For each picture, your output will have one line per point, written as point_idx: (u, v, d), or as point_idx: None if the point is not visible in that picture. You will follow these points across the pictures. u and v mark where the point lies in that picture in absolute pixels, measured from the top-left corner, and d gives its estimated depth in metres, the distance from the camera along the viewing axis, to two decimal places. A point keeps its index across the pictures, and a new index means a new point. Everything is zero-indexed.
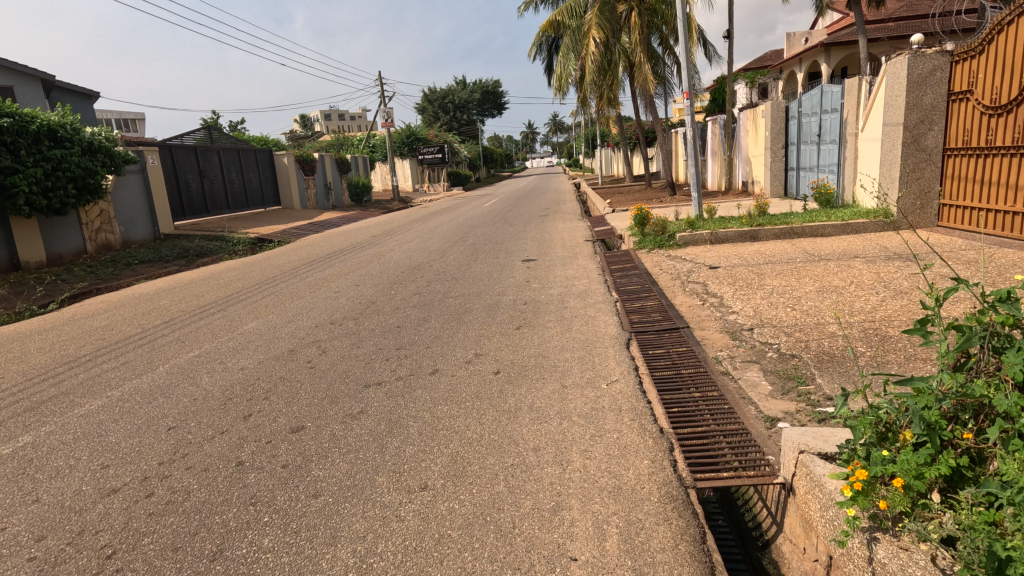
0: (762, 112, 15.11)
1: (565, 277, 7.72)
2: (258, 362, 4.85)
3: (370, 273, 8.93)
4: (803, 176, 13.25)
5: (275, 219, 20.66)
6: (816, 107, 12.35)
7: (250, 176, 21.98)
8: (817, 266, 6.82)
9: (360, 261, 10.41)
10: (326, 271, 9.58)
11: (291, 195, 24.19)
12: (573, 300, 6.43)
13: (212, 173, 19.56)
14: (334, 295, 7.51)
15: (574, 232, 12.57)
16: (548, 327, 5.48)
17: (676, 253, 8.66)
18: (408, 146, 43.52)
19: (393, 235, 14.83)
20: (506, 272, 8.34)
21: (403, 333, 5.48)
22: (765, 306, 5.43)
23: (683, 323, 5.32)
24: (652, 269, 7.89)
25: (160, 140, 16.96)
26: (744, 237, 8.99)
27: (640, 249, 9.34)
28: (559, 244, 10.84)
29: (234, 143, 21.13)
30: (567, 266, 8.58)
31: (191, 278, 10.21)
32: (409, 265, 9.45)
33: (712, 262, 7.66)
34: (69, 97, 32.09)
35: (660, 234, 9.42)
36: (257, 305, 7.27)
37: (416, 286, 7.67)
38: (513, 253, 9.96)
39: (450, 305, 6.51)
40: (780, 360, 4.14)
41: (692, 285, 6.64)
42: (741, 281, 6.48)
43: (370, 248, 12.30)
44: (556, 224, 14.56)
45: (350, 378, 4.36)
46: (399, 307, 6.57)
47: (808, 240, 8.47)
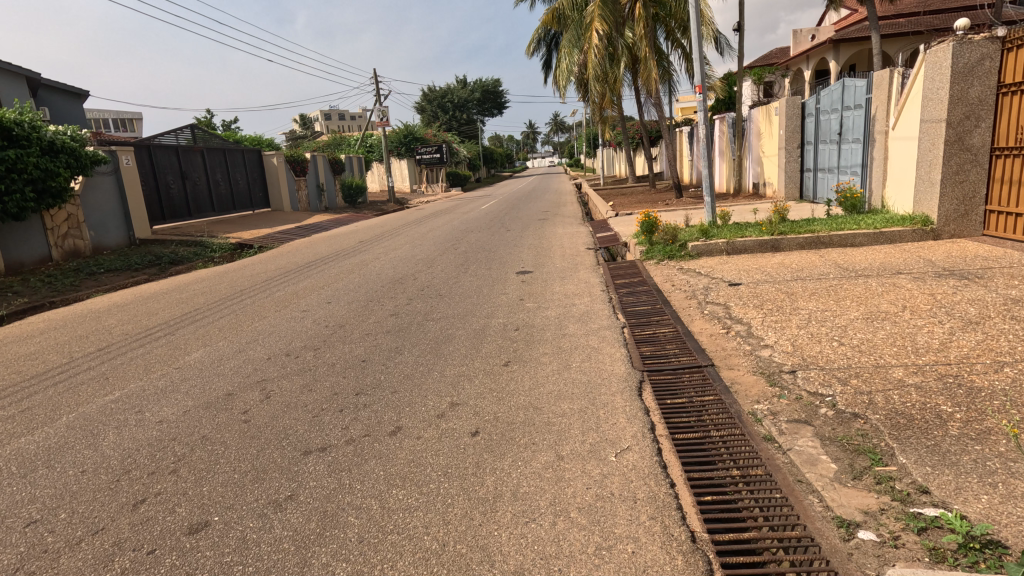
0: (775, 109, 14.17)
1: (564, 295, 6.81)
2: (183, 412, 3.94)
3: (346, 288, 7.99)
4: (822, 178, 12.34)
5: (262, 222, 19.76)
6: (837, 103, 11.43)
7: (237, 177, 21.05)
8: (855, 283, 5.91)
9: (340, 272, 9.48)
10: (300, 284, 8.65)
11: (280, 197, 23.25)
12: (573, 326, 5.53)
13: (195, 175, 18.61)
14: (300, 315, 6.59)
15: (575, 239, 11.65)
16: (542, 362, 4.56)
17: (688, 265, 7.73)
18: (406, 146, 42.65)
19: (382, 241, 13.91)
20: (498, 287, 7.42)
21: (368, 370, 4.57)
22: (805, 338, 4.51)
23: (707, 361, 4.37)
24: (663, 285, 6.97)
25: (137, 139, 16.05)
26: (765, 248, 8.05)
27: (647, 260, 8.43)
28: (559, 252, 9.92)
29: (220, 143, 20.24)
30: (566, 280, 7.65)
31: (154, 291, 9.29)
32: (392, 278, 8.52)
33: (731, 278, 6.73)
34: (56, 97, 31.24)
35: (670, 243, 8.49)
36: (211, 327, 6.35)
37: (395, 305, 6.74)
38: (508, 263, 9.04)
39: (430, 331, 5.60)
40: (839, 420, 3.21)
41: (712, 307, 5.72)
42: (769, 303, 5.56)
43: (355, 256, 11.37)
44: (556, 229, 13.62)
45: (289, 439, 3.43)
46: (370, 332, 5.65)
47: (838, 252, 7.54)
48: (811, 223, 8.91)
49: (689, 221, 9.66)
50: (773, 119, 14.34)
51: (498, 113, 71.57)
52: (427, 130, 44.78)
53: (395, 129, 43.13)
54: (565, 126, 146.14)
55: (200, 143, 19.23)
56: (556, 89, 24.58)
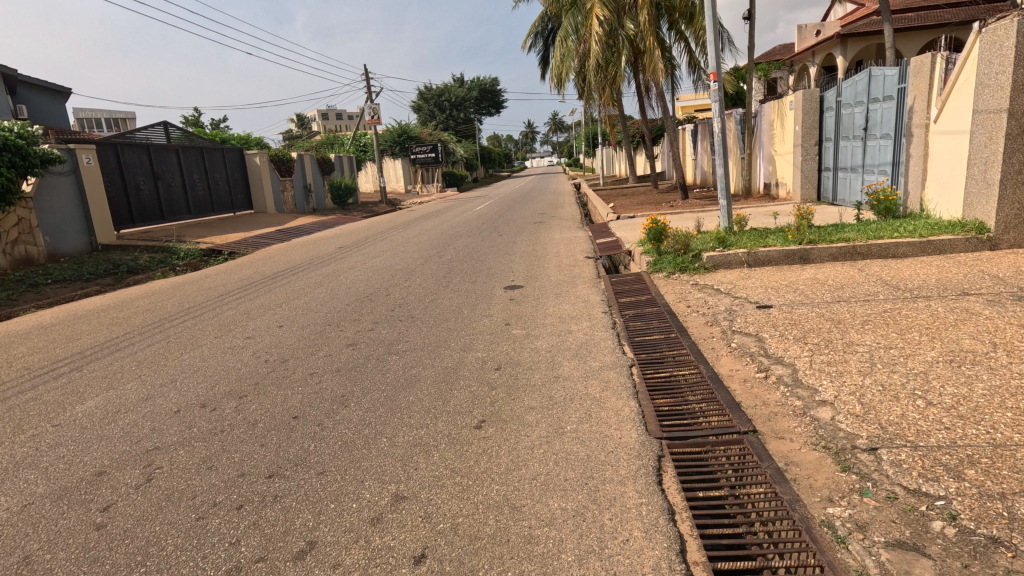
0: (790, 103, 13.08)
1: (559, 319, 5.69)
2: (24, 506, 2.82)
3: (307, 307, 6.88)
4: (845, 178, 11.27)
5: (242, 226, 18.64)
6: (862, 95, 10.36)
7: (216, 178, 19.95)
8: (915, 307, 4.81)
9: (305, 286, 8.36)
10: (257, 300, 7.51)
11: (264, 198, 22.11)
12: (569, 363, 4.42)
13: (169, 176, 17.49)
14: (241, 344, 5.48)
15: (573, 246, 10.54)
16: (527, 422, 3.45)
17: (704, 280, 6.63)
18: (400, 145, 41.50)
19: (363, 247, 12.81)
20: (483, 306, 6.33)
21: (297, 434, 3.46)
22: (875, 389, 3.41)
23: (748, 427, 3.24)
24: (677, 307, 5.86)
25: (102, 137, 14.91)
26: (791, 259, 6.94)
27: (655, 273, 7.34)
28: (554, 262, 8.82)
29: (197, 142, 19.12)
30: (561, 297, 6.55)
31: (93, 306, 8.16)
32: (361, 294, 7.40)
33: (758, 299, 5.64)
34: (36, 95, 30.11)
35: (682, 253, 7.38)
36: (129, 360, 5.23)
37: (356, 331, 5.64)
38: (497, 276, 7.95)
39: (391, 370, 4.49)
40: (971, 550, 2.10)
41: (741, 339, 4.61)
42: (813, 334, 4.45)
43: (328, 265, 10.25)
44: (552, 234, 12.51)
45: (145, 568, 2.32)
46: (316, 372, 4.54)
47: (879, 264, 6.44)
48: (842, 228, 7.78)
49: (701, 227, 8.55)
50: (787, 113, 13.30)
51: (495, 112, 70.44)
52: (422, 128, 43.60)
53: (389, 128, 42.00)
54: (564, 126, 145.10)
55: (175, 142, 18.10)
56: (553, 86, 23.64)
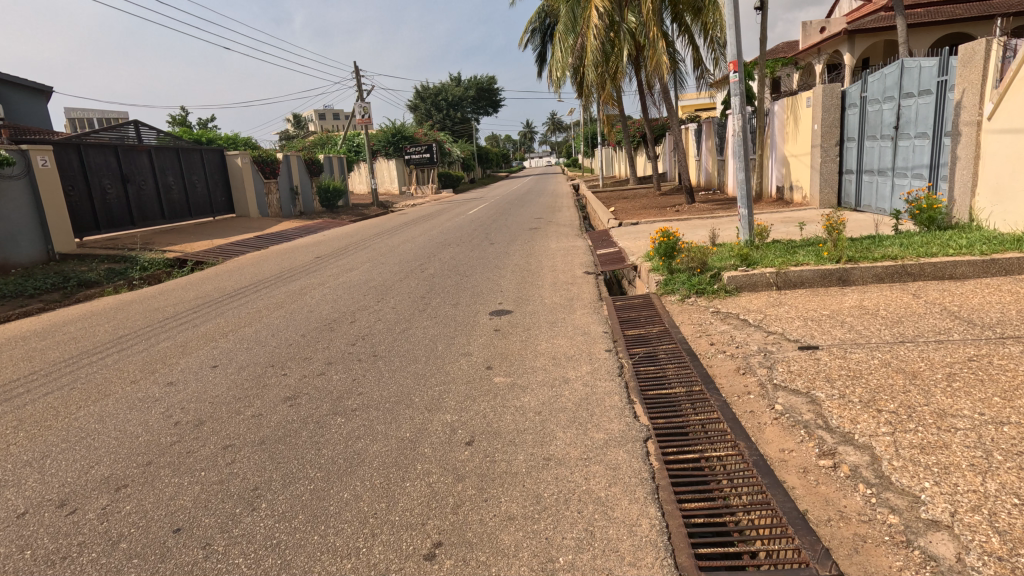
0: (806, 99, 12.02)
1: (552, 361, 4.61)
2: None
3: (254, 339, 5.78)
4: (871, 182, 10.24)
5: (219, 231, 17.54)
6: (891, 90, 9.32)
7: (193, 181, 18.86)
8: (1009, 355, 3.73)
9: (263, 308, 7.27)
10: (201, 329, 6.42)
11: (245, 201, 21.01)
12: (562, 435, 3.34)
13: (140, 179, 16.41)
14: (156, 395, 4.39)
15: (571, 258, 9.45)
16: (499, 553, 2.37)
17: (726, 308, 5.56)
18: (394, 146, 40.27)
19: (341, 257, 11.72)
20: (461, 341, 5.24)
21: (166, 567, 2.38)
22: (1009, 504, 2.33)
23: (827, 569, 2.16)
24: (697, 345, 4.79)
25: (63, 137, 13.80)
26: (827, 281, 5.87)
27: (665, 295, 6.30)
28: (550, 279, 7.74)
29: (172, 142, 18.02)
30: (556, 329, 5.48)
31: (18, 331, 7.07)
32: (322, 321, 6.32)
33: (797, 336, 4.56)
34: (16, 94, 28.94)
35: (698, 273, 6.30)
36: (11, 418, 4.14)
37: (302, 378, 4.55)
38: (483, 298, 6.87)
39: (328, 445, 3.41)
40: None
41: (788, 399, 3.53)
42: (885, 395, 3.37)
43: (297, 280, 9.16)
44: (548, 243, 11.42)
45: None
46: (231, 445, 3.45)
47: (937, 288, 5.37)
48: (881, 241, 6.71)
49: (718, 240, 7.47)
50: (802, 111, 12.23)
51: (493, 112, 69.34)
52: (417, 128, 42.33)
53: (383, 128, 40.89)
54: (563, 126, 144.18)
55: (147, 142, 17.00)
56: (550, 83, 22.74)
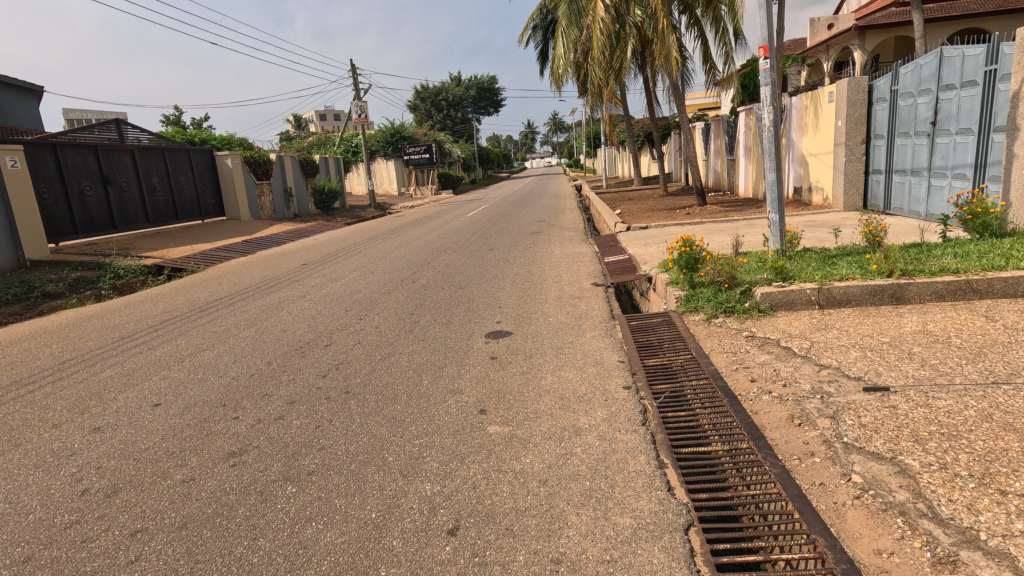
0: (827, 94, 11.20)
1: (559, 403, 3.79)
2: None
3: (210, 369, 4.96)
4: (902, 183, 9.41)
5: (206, 235, 16.75)
6: (928, 82, 8.50)
7: (180, 182, 18.07)
8: None
9: (231, 327, 6.45)
10: (156, 353, 5.61)
11: (236, 203, 20.21)
12: (576, 522, 2.53)
13: (122, 181, 15.62)
14: (74, 449, 3.57)
15: (577, 267, 8.63)
16: None
17: (762, 332, 4.74)
18: (393, 146, 39.72)
19: (329, 264, 10.91)
20: (450, 374, 4.42)
21: None
22: None
23: None
24: (734, 381, 3.96)
25: (38, 137, 13.02)
26: (877, 298, 5.04)
27: (687, 314, 5.49)
28: (554, 293, 6.92)
29: (157, 142, 17.23)
30: (563, 357, 4.65)
31: None
32: (293, 345, 5.50)
33: (856, 373, 3.74)
34: (6, 94, 28.16)
35: (725, 289, 5.49)
36: None
37: (255, 424, 3.73)
38: (478, 316, 6.04)
39: (266, 533, 2.58)
40: None
41: (869, 468, 2.71)
42: (1003, 467, 2.54)
43: (276, 292, 8.34)
44: (552, 249, 10.58)
45: None
46: (141, 531, 2.64)
47: (1013, 310, 4.54)
48: (931, 250, 5.90)
49: (743, 249, 6.64)
50: (824, 107, 11.40)
51: (494, 112, 68.52)
52: (417, 128, 41.47)
53: (382, 128, 40.11)
54: (565, 126, 143.33)
55: (131, 142, 16.22)
56: (552, 82, 21.96)
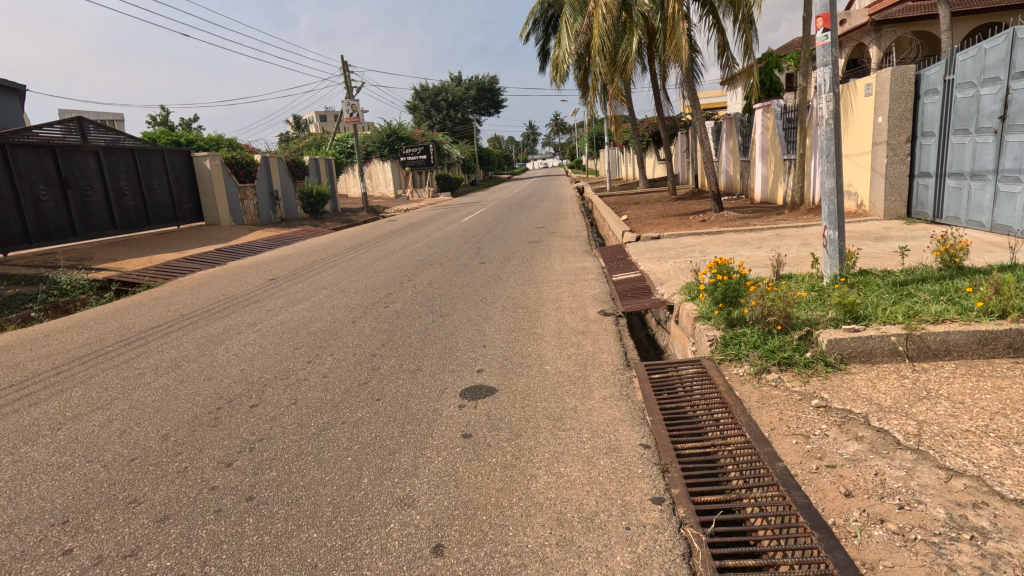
0: (865, 85, 9.85)
1: (557, 535, 2.48)
2: None
3: (87, 445, 3.66)
4: (959, 188, 8.11)
5: (179, 242, 15.53)
6: (995, 70, 7.19)
7: (153, 186, 16.82)
8: None
9: (148, 371, 5.15)
10: (35, 412, 4.31)
11: (215, 208, 18.97)
12: None
13: (85, 184, 14.36)
14: None
15: (580, 287, 7.33)
16: None
17: (837, 400, 3.43)
18: (389, 146, 38.43)
19: (299, 280, 9.63)
20: (402, 469, 3.11)
21: None
22: None
23: None
24: (819, 493, 2.64)
25: None
26: (988, 349, 3.73)
27: (726, 364, 4.20)
28: (553, 326, 5.62)
29: (127, 142, 15.96)
30: (563, 439, 3.33)
31: None
32: (211, 404, 4.20)
33: (1016, 494, 2.42)
34: None
35: (776, 332, 4.17)
36: None
37: (89, 568, 2.43)
38: (455, 362, 4.74)
39: None
40: None
41: None
42: None
43: (224, 318, 7.05)
44: (551, 263, 9.28)
45: None
46: None
47: None
48: None
49: (789, 277, 5.32)
50: (859, 101, 10.06)
51: (495, 112, 67.21)
52: (414, 129, 40.15)
53: (378, 128, 38.89)
54: (567, 127, 142.03)
55: (96, 141, 14.94)
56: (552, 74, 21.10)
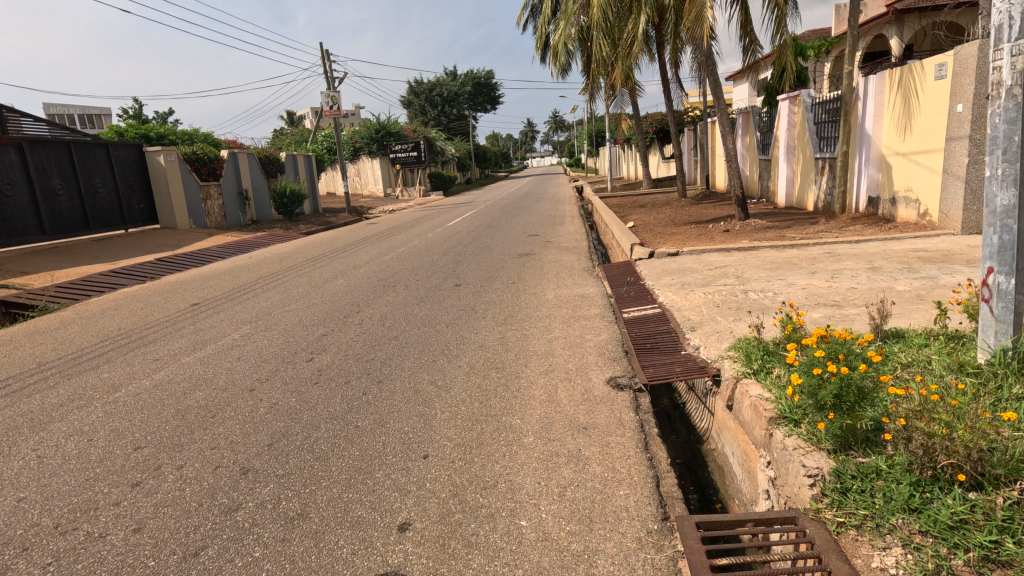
0: (938, 65, 7.92)
1: None
2: None
3: None
4: None
5: (120, 249, 13.54)
6: None
7: (94, 185, 14.82)
8: None
9: None
10: None
11: (172, 209, 16.93)
12: None
13: (5, 184, 12.33)
14: None
15: (581, 331, 5.38)
16: None
17: None
18: (378, 142, 36.27)
19: (226, 306, 7.64)
20: None
21: None
22: None
23: None
24: None
25: None
26: None
27: (855, 540, 2.22)
28: (539, 413, 3.64)
29: (60, 134, 13.91)
30: None
31: None
32: None
33: None
34: None
35: (950, 480, 2.22)
36: None
37: None
38: (367, 503, 2.78)
39: None
40: None
41: None
42: None
43: (85, 374, 5.06)
44: (543, 288, 7.31)
45: None
46: None
47: None
48: None
49: (916, 350, 3.35)
50: (926, 87, 8.19)
51: (492, 107, 65.06)
52: (406, 124, 37.97)
53: (367, 123, 36.85)
54: (566, 126, 139.90)
55: (19, 133, 12.90)
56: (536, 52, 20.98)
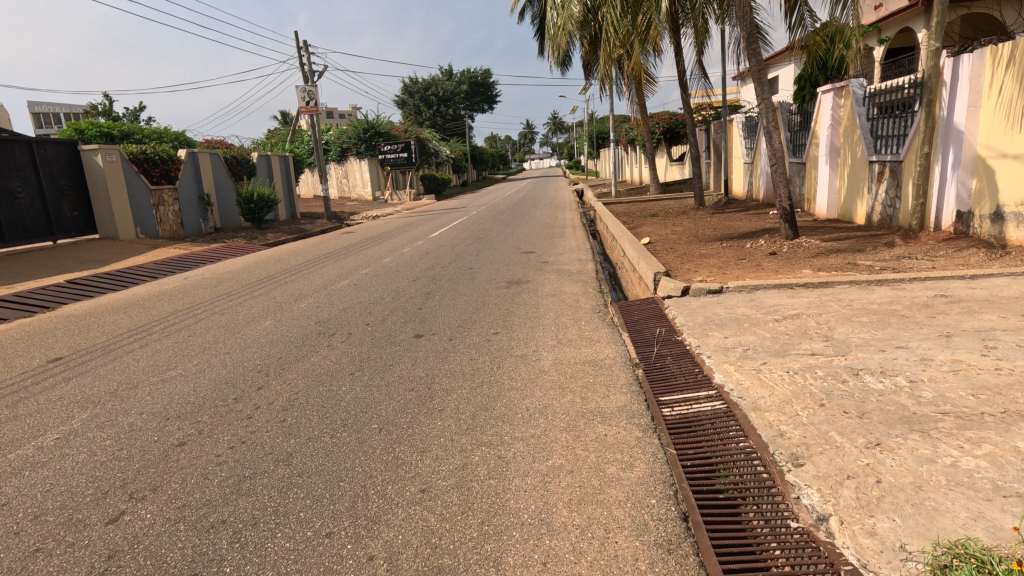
0: None
1: None
2: None
3: None
4: None
5: (35, 266, 11.33)
6: None
7: (12, 190, 12.63)
8: None
9: None
10: None
11: (112, 217, 14.71)
12: None
13: None
14: None
15: (600, 454, 3.15)
16: None
17: None
18: (366, 143, 34.02)
19: (88, 367, 5.39)
20: None
21: None
22: None
23: None
24: None
25: None
26: None
27: None
28: None
29: None
30: None
31: None
32: None
33: None
34: None
35: None
36: None
37: None
38: None
39: None
40: None
41: None
42: None
43: None
44: (538, 346, 5.09)
45: None
46: None
47: None
48: None
49: None
50: None
51: (489, 107, 62.84)
52: (396, 123, 35.76)
53: (354, 122, 34.60)
54: (565, 127, 137.76)
55: None
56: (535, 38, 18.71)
